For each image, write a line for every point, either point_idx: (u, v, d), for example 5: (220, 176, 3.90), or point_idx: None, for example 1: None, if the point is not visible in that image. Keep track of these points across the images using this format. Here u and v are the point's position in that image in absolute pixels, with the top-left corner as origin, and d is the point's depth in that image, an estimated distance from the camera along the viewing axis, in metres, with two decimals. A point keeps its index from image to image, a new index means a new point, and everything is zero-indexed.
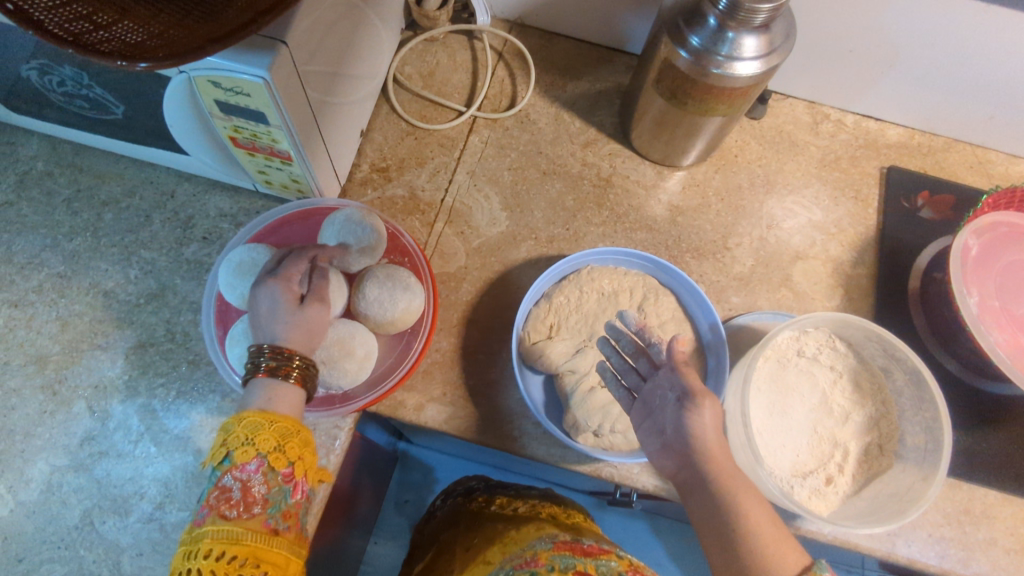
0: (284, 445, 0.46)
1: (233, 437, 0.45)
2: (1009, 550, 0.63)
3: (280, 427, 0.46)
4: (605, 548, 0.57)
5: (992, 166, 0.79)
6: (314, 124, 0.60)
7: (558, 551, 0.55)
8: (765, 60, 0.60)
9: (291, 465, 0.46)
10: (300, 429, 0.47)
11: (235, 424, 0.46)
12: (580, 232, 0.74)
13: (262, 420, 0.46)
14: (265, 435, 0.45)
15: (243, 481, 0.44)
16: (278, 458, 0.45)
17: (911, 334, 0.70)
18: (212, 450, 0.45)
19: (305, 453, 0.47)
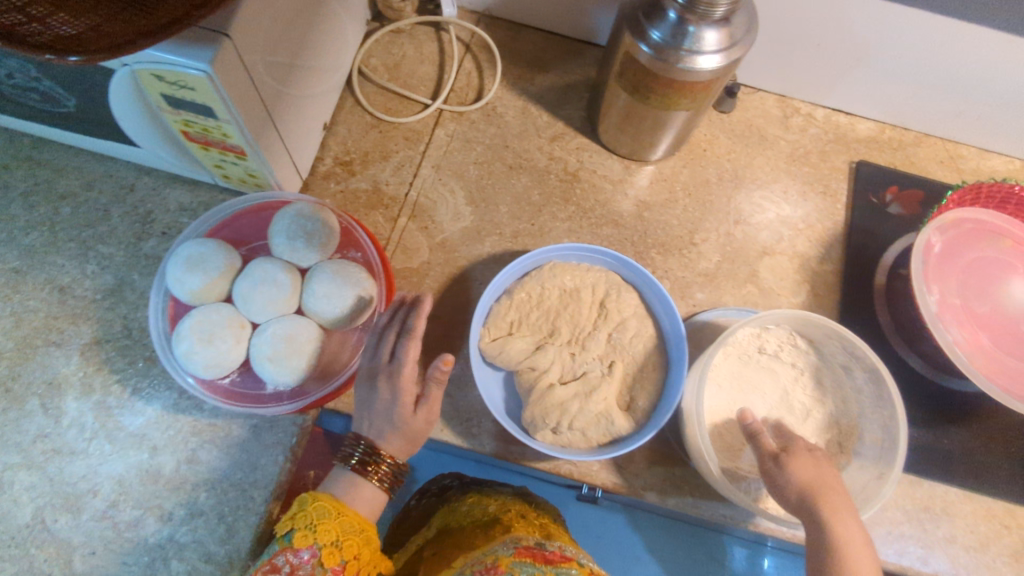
0: (342, 542, 0.50)
1: (301, 517, 0.51)
2: (967, 548, 0.64)
3: (344, 524, 0.51)
4: (568, 554, 0.54)
5: (963, 161, 0.79)
6: (268, 118, 0.59)
7: (519, 557, 0.52)
8: (726, 54, 0.59)
9: (343, 562, 0.50)
10: (366, 533, 0.52)
11: (310, 502, 0.52)
12: (545, 228, 0.73)
13: (330, 512, 0.51)
14: (327, 528, 0.50)
15: (293, 564, 0.49)
16: (332, 553, 0.50)
17: (876, 331, 0.69)
18: (282, 522, 0.51)
19: (363, 552, 0.51)
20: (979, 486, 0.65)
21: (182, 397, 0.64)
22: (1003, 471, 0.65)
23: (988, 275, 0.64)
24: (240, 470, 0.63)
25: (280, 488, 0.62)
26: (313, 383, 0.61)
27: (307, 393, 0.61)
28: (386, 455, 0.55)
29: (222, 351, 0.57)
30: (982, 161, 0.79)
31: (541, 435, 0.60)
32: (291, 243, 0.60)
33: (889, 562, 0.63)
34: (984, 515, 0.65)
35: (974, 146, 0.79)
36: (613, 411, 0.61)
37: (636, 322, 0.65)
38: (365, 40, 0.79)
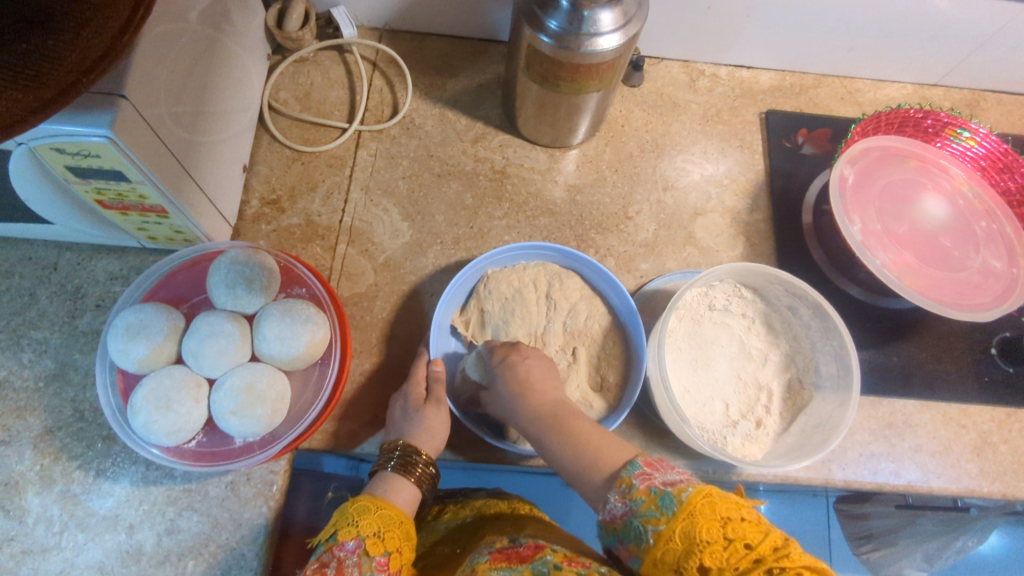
0: (384, 534, 0.51)
1: (342, 518, 0.51)
2: (933, 453, 0.67)
3: (384, 516, 0.52)
4: (542, 544, 0.54)
5: (861, 94, 0.83)
6: (182, 170, 0.58)
7: (494, 564, 0.51)
8: (624, 31, 0.61)
9: (387, 553, 0.50)
10: (403, 522, 0.53)
11: (348, 507, 0.53)
12: (484, 229, 0.73)
13: (371, 505, 0.52)
14: (371, 520, 0.51)
15: (340, 558, 0.49)
16: (376, 543, 0.50)
17: (813, 267, 0.73)
18: (323, 530, 0.52)
19: (403, 545, 0.52)
20: (932, 393, 0.69)
21: (149, 468, 0.63)
22: (950, 375, 0.70)
23: (901, 196, 0.68)
24: (225, 530, 0.61)
25: (269, 538, 0.62)
26: (283, 427, 0.60)
27: (279, 437, 0.60)
28: (423, 454, 0.58)
29: (182, 414, 0.56)
30: (877, 91, 0.84)
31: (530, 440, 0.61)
32: (232, 291, 0.59)
33: (867, 481, 0.66)
34: (942, 419, 0.69)
35: (867, 79, 0.84)
36: (588, 394, 0.63)
37: (585, 304, 0.67)
38: (270, 74, 0.77)
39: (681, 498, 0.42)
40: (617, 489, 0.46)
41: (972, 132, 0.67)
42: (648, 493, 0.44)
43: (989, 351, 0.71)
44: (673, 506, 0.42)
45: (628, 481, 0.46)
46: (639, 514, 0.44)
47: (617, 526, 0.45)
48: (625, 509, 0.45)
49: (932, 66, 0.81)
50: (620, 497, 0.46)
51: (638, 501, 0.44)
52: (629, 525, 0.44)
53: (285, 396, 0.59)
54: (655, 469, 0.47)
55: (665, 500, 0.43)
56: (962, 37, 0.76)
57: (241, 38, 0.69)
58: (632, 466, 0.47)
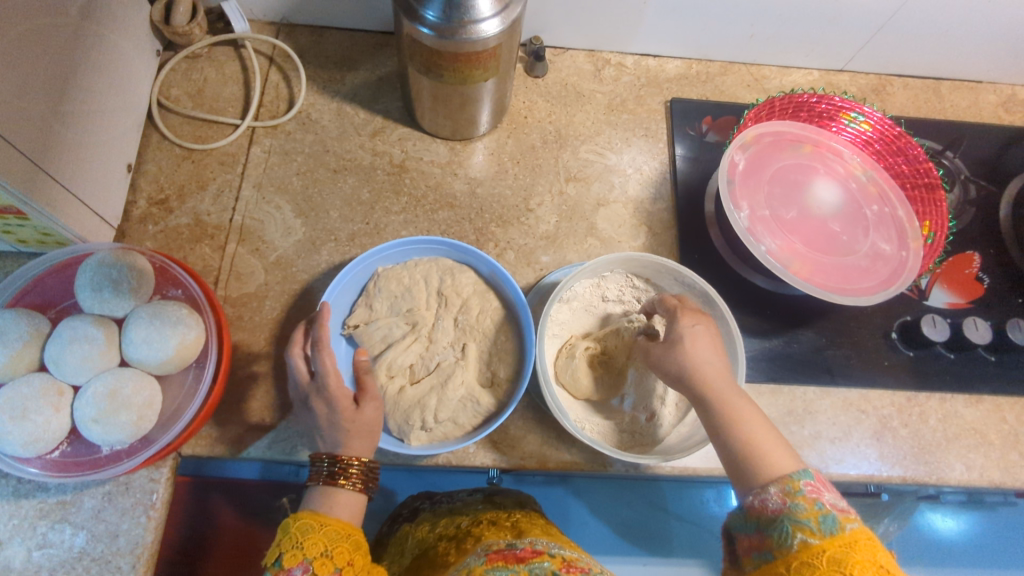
0: (332, 550, 0.48)
1: (287, 539, 0.48)
2: (834, 440, 0.67)
3: (329, 532, 0.49)
4: (539, 549, 0.57)
5: (767, 81, 0.83)
6: (39, 169, 0.55)
7: (492, 563, 0.54)
8: (503, 17, 0.59)
9: (337, 570, 0.47)
10: (350, 534, 0.50)
11: (292, 524, 0.49)
12: (380, 224, 0.72)
13: (315, 523, 0.49)
14: (316, 539, 0.48)
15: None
16: (325, 563, 0.47)
17: (714, 255, 0.72)
18: (268, 552, 0.48)
19: (355, 557, 0.49)
20: (832, 379, 0.69)
21: (21, 481, 0.60)
22: (850, 361, 0.70)
23: (794, 181, 0.68)
24: (100, 542, 0.59)
25: (147, 549, 0.59)
26: (156, 432, 0.58)
27: (152, 442, 0.58)
28: (353, 459, 0.52)
29: (40, 424, 0.53)
30: (784, 78, 0.84)
31: (414, 438, 0.59)
32: (98, 294, 0.57)
33: None
34: (843, 405, 0.68)
35: (774, 66, 0.84)
36: (474, 391, 0.62)
37: (477, 300, 0.66)
38: (160, 70, 0.75)
39: (846, 529, 0.42)
40: (780, 484, 0.45)
41: (866, 114, 0.69)
42: (815, 506, 0.43)
43: (890, 335, 0.71)
44: (833, 530, 0.42)
45: (797, 483, 0.45)
46: (795, 519, 0.43)
47: (762, 517, 0.45)
48: (780, 506, 0.44)
49: (836, 51, 0.81)
50: (779, 494, 0.45)
51: (800, 506, 0.43)
52: (779, 522, 0.44)
53: (154, 401, 0.57)
54: (824, 485, 0.45)
55: (828, 519, 0.42)
56: (860, 21, 0.75)
57: (120, 32, 0.67)
58: (803, 472, 0.46)
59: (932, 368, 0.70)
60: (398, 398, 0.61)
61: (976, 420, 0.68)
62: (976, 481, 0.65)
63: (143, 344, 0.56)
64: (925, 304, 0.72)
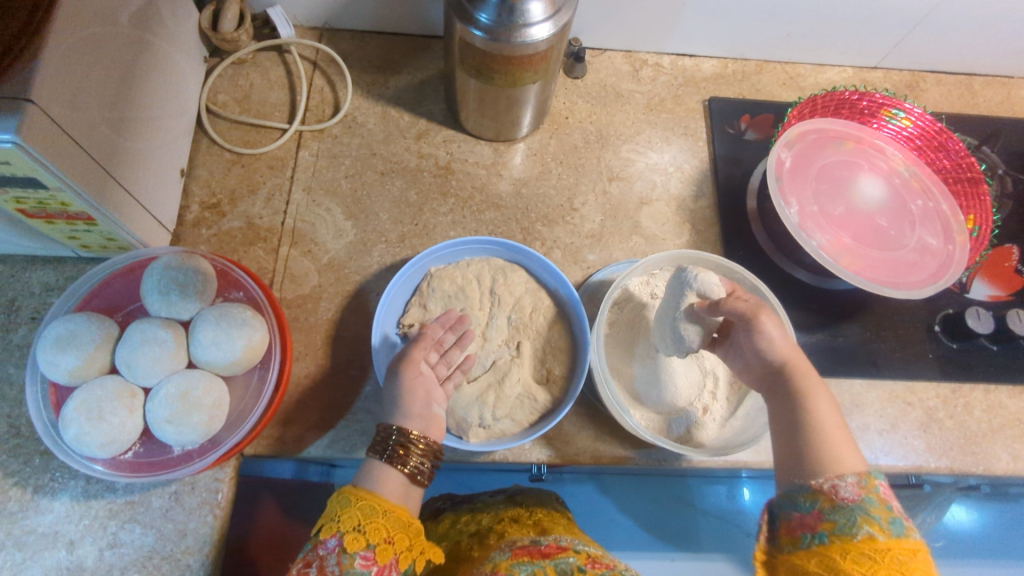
0: (366, 526, 0.49)
1: (328, 512, 0.50)
2: (881, 432, 0.68)
3: (364, 508, 0.50)
4: (563, 545, 0.58)
5: (802, 79, 0.84)
6: (107, 175, 0.57)
7: (517, 559, 0.56)
8: (555, 20, 0.60)
9: (370, 547, 0.49)
10: (389, 510, 0.51)
11: (337, 497, 0.51)
12: (429, 225, 0.73)
13: (351, 499, 0.50)
14: (351, 514, 0.49)
15: (321, 556, 0.48)
16: (355, 540, 0.48)
17: (758, 251, 0.74)
18: (313, 522, 0.51)
19: (393, 535, 0.50)
20: (877, 371, 0.70)
21: (90, 482, 0.61)
22: (895, 353, 0.71)
23: (839, 177, 0.70)
24: (169, 541, 0.60)
25: (214, 547, 0.61)
26: (224, 432, 0.59)
27: (220, 443, 0.59)
28: (423, 437, 0.54)
29: (115, 425, 0.54)
30: (818, 76, 0.85)
31: (473, 434, 0.60)
32: (165, 297, 0.58)
33: None
34: (889, 397, 0.69)
35: (809, 63, 0.85)
36: (531, 387, 0.63)
37: (529, 298, 0.67)
38: (207, 76, 0.76)
39: (912, 535, 0.44)
40: (858, 478, 0.46)
41: (907, 111, 0.71)
42: (886, 505, 0.45)
43: (933, 328, 0.72)
44: (902, 534, 0.44)
45: (874, 481, 0.46)
46: (863, 509, 0.45)
47: (829, 502, 0.46)
48: (854, 496, 0.46)
49: (871, 48, 0.82)
50: (856, 485, 0.46)
51: (874, 501, 0.45)
52: (850, 510, 0.45)
53: (223, 402, 0.58)
54: (892, 489, 0.47)
55: (897, 524, 0.44)
56: (897, 17, 0.76)
57: (171, 39, 0.68)
58: (876, 473, 0.47)
59: (974, 360, 0.71)
60: (459, 398, 0.62)
61: (1019, 411, 0.70)
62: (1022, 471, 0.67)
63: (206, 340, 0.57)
64: (966, 297, 0.74)
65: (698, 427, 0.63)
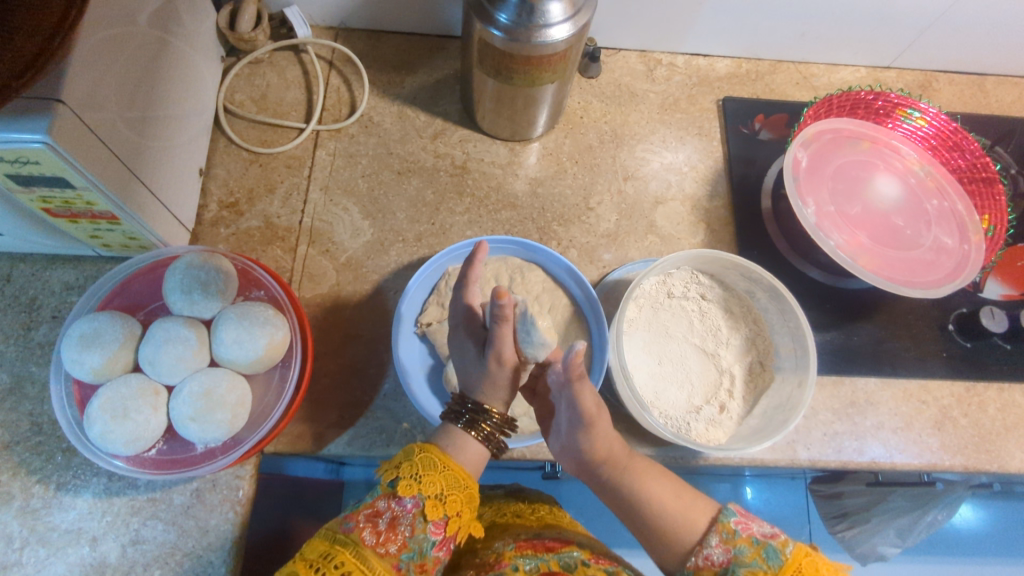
0: (445, 496, 0.48)
1: (411, 467, 0.48)
2: (895, 430, 0.68)
3: (449, 477, 0.48)
4: (567, 540, 0.59)
5: (816, 79, 0.85)
6: (132, 175, 0.57)
7: (521, 550, 0.56)
8: (574, 21, 0.60)
9: (444, 517, 0.48)
10: (467, 483, 0.50)
11: (416, 452, 0.49)
12: (445, 224, 0.73)
13: (438, 463, 0.48)
14: (434, 478, 0.48)
15: (394, 512, 0.47)
16: (435, 507, 0.47)
17: (773, 250, 0.74)
18: (388, 470, 0.49)
19: (464, 510, 0.49)
20: (892, 370, 0.70)
21: (112, 479, 0.61)
22: (909, 352, 0.71)
23: (855, 177, 0.71)
24: (191, 537, 0.61)
25: (236, 544, 0.61)
26: (246, 431, 0.60)
27: (242, 441, 0.59)
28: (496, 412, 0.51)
29: (140, 423, 0.55)
30: (832, 76, 0.86)
31: None
32: (188, 296, 0.58)
33: (832, 460, 0.66)
34: (903, 396, 0.70)
35: (822, 63, 0.86)
36: None
37: (547, 297, 0.67)
38: (225, 76, 0.76)
39: (787, 554, 0.46)
40: (717, 532, 0.48)
41: (922, 111, 0.71)
42: (753, 543, 0.47)
43: (947, 327, 0.73)
44: (779, 561, 0.45)
45: (730, 526, 0.48)
46: (741, 564, 0.46)
47: (712, 575, 0.47)
48: (725, 557, 0.47)
49: (884, 48, 0.83)
50: (719, 543, 0.48)
51: (743, 550, 0.47)
52: (731, 573, 0.46)
53: (245, 401, 0.58)
54: (750, 517, 0.49)
55: (770, 552, 0.46)
56: (911, 18, 0.77)
57: (191, 40, 0.68)
58: (728, 512, 0.49)
59: (989, 359, 0.71)
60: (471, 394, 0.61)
61: None
62: None
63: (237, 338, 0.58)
64: (980, 297, 0.74)
65: (716, 425, 0.63)
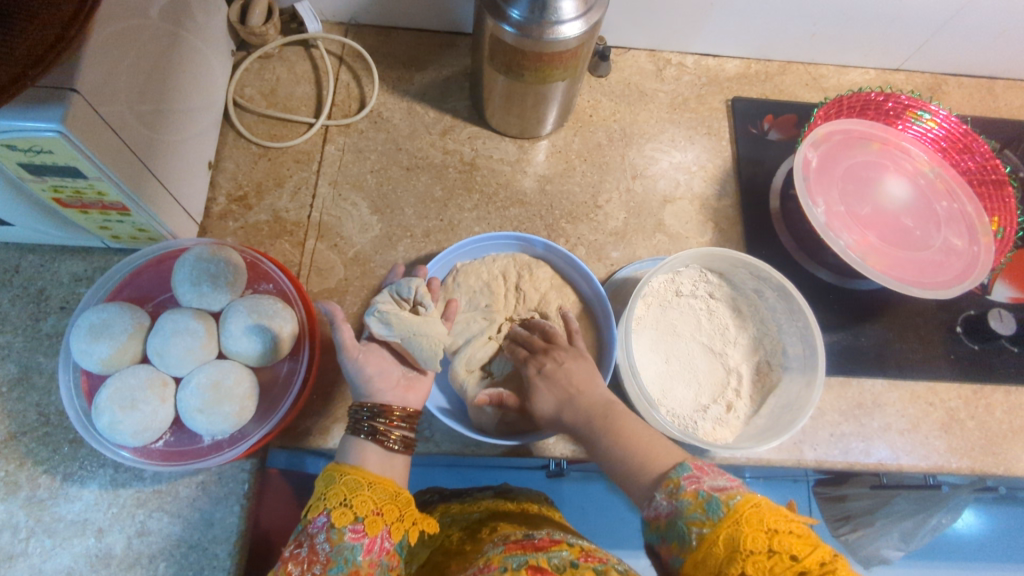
0: (351, 500, 0.48)
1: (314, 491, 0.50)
2: (903, 432, 0.68)
3: (349, 482, 0.49)
4: (557, 539, 0.58)
5: (825, 80, 0.85)
6: (143, 167, 0.57)
7: (510, 551, 0.56)
8: (586, 19, 0.60)
9: (359, 519, 0.48)
10: (372, 481, 0.50)
11: (322, 474, 0.51)
12: (453, 221, 0.73)
13: (335, 475, 0.50)
14: (335, 491, 0.49)
15: (311, 536, 0.48)
16: (343, 514, 0.48)
17: (781, 251, 0.74)
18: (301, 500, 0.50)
19: (383, 507, 0.49)
20: (900, 372, 0.70)
21: (117, 471, 0.61)
22: (916, 354, 0.71)
23: (865, 178, 0.71)
24: (196, 530, 0.60)
25: (241, 538, 0.61)
26: (253, 424, 0.60)
27: (249, 434, 0.59)
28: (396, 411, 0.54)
29: (148, 414, 0.55)
30: (841, 77, 0.86)
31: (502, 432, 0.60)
32: (197, 288, 0.59)
33: (837, 461, 0.66)
34: (910, 398, 0.69)
35: (832, 65, 0.86)
36: None
37: (555, 294, 0.67)
38: (235, 71, 0.76)
39: (729, 505, 0.42)
40: (664, 487, 0.46)
41: (933, 112, 0.71)
42: (695, 493, 0.44)
43: (955, 330, 0.72)
44: (720, 512, 0.42)
45: (677, 481, 0.45)
46: (685, 516, 0.43)
47: (658, 524, 0.45)
48: (670, 508, 0.45)
49: (894, 51, 0.83)
50: (665, 497, 0.45)
51: (685, 502, 0.44)
52: (675, 524, 0.44)
53: (253, 393, 0.58)
54: (704, 472, 0.46)
55: (712, 504, 0.43)
56: (922, 20, 0.77)
57: (203, 33, 0.68)
58: (681, 468, 0.47)
59: (997, 362, 0.71)
60: (482, 393, 0.62)
61: None
62: None
63: (245, 330, 0.58)
64: (988, 299, 0.74)
65: (723, 424, 0.63)
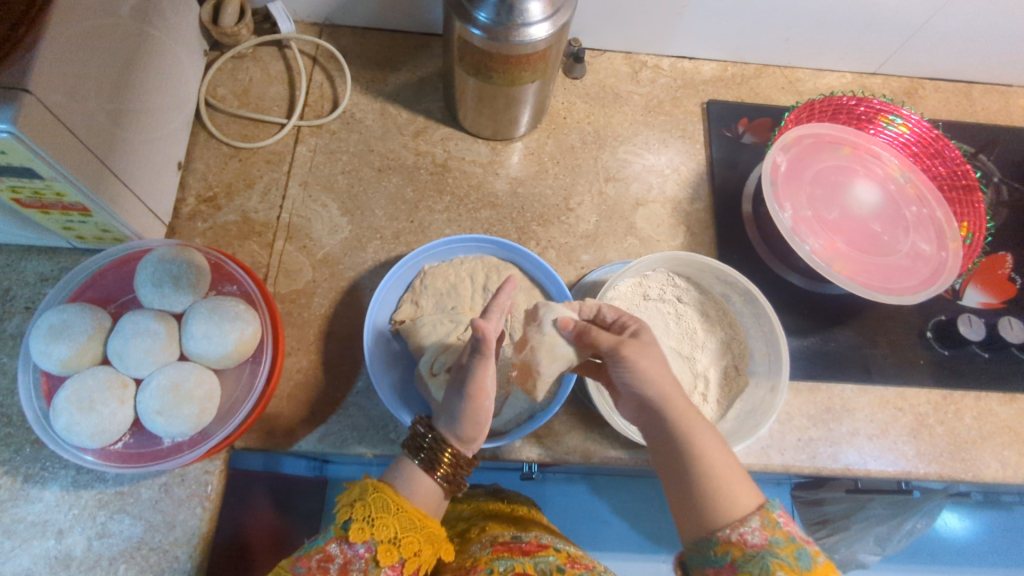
0: (399, 540, 0.48)
1: (362, 511, 0.48)
2: (871, 437, 0.68)
3: (402, 519, 0.48)
4: (545, 543, 0.58)
5: (801, 84, 0.85)
6: (104, 167, 0.57)
7: (497, 554, 0.56)
8: (553, 21, 0.60)
9: (399, 560, 0.48)
10: (424, 524, 0.50)
11: (370, 492, 0.49)
12: (424, 222, 0.73)
13: (391, 504, 0.49)
14: (388, 522, 0.48)
15: (347, 557, 0.47)
16: (389, 552, 0.47)
17: (752, 255, 0.74)
18: (341, 512, 0.49)
19: (422, 547, 0.49)
20: (869, 377, 0.70)
21: (80, 472, 0.61)
22: (886, 359, 0.71)
23: (835, 182, 0.71)
24: (158, 532, 0.60)
25: (203, 540, 0.61)
26: (214, 425, 0.59)
27: (211, 435, 0.59)
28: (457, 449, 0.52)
29: (106, 415, 0.55)
30: (817, 81, 0.86)
31: None
32: (159, 289, 0.58)
33: (805, 466, 0.65)
34: (880, 403, 0.69)
35: (808, 68, 0.85)
36: (521, 387, 0.63)
37: (523, 296, 0.67)
38: (207, 71, 0.76)
39: (819, 561, 0.44)
40: (759, 518, 0.47)
41: (904, 117, 0.71)
42: (791, 538, 0.45)
43: (925, 335, 0.72)
44: (810, 565, 0.44)
45: (774, 517, 0.47)
46: (773, 553, 0.45)
47: (740, 552, 0.46)
48: (761, 541, 0.46)
49: (870, 55, 0.83)
50: (758, 528, 0.46)
51: (779, 541, 0.45)
52: (759, 557, 0.45)
53: (214, 395, 0.58)
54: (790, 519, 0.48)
55: (803, 555, 0.45)
56: (896, 24, 0.77)
57: (173, 33, 0.68)
58: (773, 505, 0.48)
59: (967, 367, 0.71)
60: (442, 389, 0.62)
61: (1010, 418, 0.70)
62: (1010, 478, 0.66)
63: (205, 333, 0.57)
64: (960, 304, 0.74)
65: None
